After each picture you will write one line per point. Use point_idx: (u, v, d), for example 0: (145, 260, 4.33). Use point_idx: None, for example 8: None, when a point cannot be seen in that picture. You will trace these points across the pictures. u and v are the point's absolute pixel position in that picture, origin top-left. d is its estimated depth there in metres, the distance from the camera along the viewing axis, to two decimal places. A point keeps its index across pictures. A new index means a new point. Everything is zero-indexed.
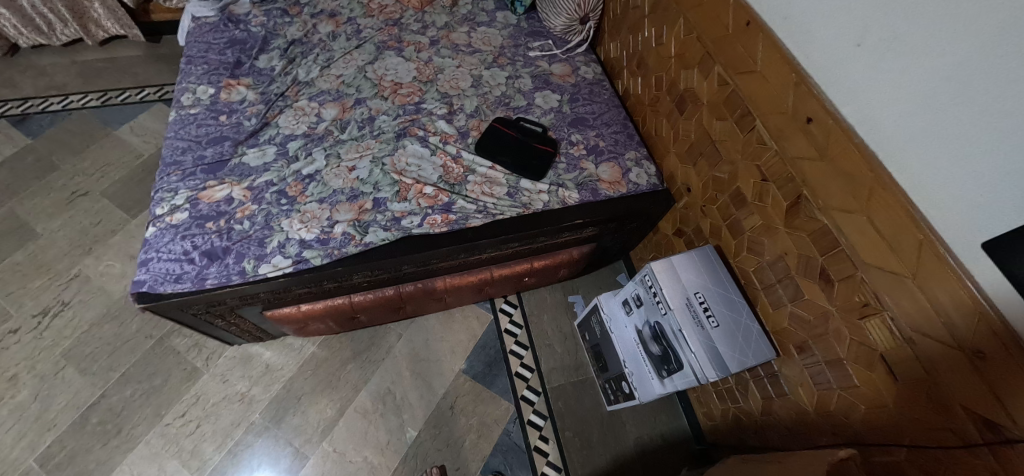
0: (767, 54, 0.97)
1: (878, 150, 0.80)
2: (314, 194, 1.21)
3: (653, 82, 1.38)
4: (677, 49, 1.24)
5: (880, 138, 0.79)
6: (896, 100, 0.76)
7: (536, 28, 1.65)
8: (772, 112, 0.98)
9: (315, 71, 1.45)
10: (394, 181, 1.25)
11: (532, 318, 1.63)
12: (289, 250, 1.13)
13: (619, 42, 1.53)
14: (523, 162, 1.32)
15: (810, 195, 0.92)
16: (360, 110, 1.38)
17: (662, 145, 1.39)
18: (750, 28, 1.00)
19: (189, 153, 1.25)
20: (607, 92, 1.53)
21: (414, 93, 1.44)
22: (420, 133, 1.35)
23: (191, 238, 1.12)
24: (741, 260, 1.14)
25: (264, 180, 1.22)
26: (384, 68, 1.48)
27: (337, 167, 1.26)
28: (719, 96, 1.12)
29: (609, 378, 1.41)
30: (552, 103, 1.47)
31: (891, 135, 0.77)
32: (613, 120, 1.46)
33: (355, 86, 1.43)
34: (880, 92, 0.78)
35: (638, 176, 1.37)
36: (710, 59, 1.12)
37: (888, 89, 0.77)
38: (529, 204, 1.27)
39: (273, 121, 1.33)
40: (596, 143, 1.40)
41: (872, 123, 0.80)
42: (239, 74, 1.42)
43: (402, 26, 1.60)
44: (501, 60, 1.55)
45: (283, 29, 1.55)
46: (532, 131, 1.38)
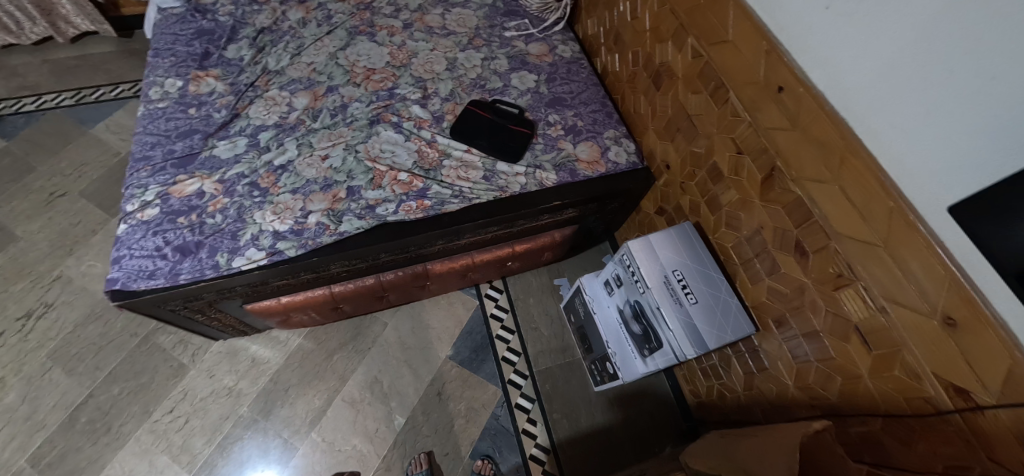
0: (738, 22, 0.94)
1: (848, 117, 0.78)
2: (286, 184, 1.20)
3: (629, 58, 1.35)
4: (652, 22, 1.20)
5: (851, 104, 0.77)
6: (866, 64, 0.74)
7: (512, 7, 1.61)
8: (744, 83, 0.95)
9: (286, 60, 1.41)
10: (368, 168, 1.23)
11: (518, 302, 1.63)
12: (263, 242, 1.12)
13: (595, 19, 1.49)
14: (500, 144, 1.30)
15: (783, 167, 0.90)
16: (333, 98, 1.35)
17: (641, 123, 1.37)
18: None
19: (158, 148, 1.23)
20: (585, 71, 1.50)
21: (388, 78, 1.41)
22: (394, 119, 1.32)
23: (163, 234, 1.11)
24: (720, 236, 1.13)
25: (236, 172, 1.20)
26: (356, 54, 1.45)
27: (310, 156, 1.24)
28: (693, 69, 1.09)
29: (594, 359, 1.41)
30: (529, 83, 1.44)
31: (861, 102, 0.76)
32: (591, 98, 1.44)
33: (327, 73, 1.40)
34: (848, 58, 0.76)
35: (617, 154, 1.35)
36: (683, 31, 1.09)
37: (858, 52, 0.75)
38: (506, 187, 1.25)
39: (244, 113, 1.31)
40: (574, 123, 1.38)
41: (842, 89, 0.78)
42: (208, 66, 1.39)
43: (374, 10, 1.56)
44: (476, 42, 1.52)
45: (252, 18, 1.51)
46: (508, 113, 1.36)
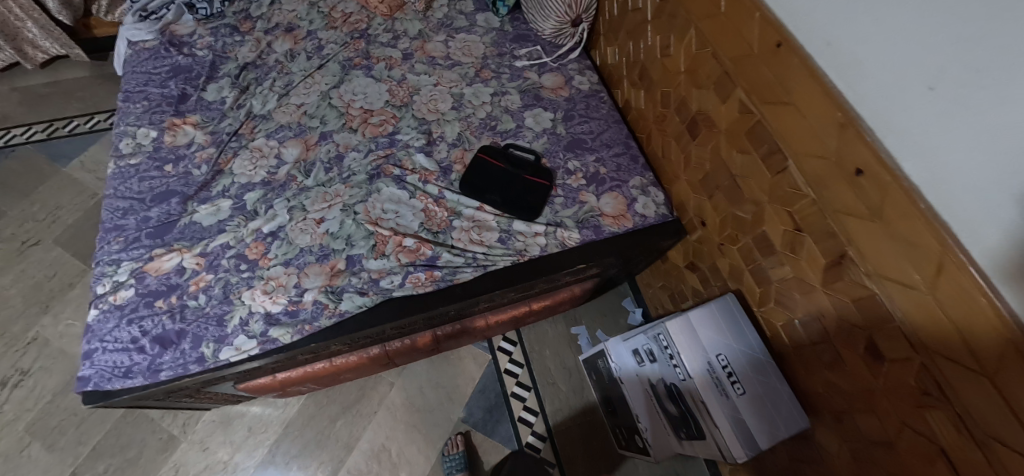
0: (802, 84, 0.79)
1: (948, 219, 0.65)
2: (277, 255, 1.07)
3: (658, 98, 1.20)
4: (689, 63, 1.05)
5: (955, 206, 0.63)
6: (980, 163, 0.59)
7: (522, 31, 1.46)
8: (808, 155, 0.81)
9: (272, 101, 1.26)
10: (370, 232, 1.10)
11: (533, 354, 1.51)
12: (253, 327, 0.99)
13: (616, 48, 1.34)
14: (515, 199, 1.16)
15: (856, 257, 0.77)
16: (326, 147, 1.20)
17: (670, 170, 1.23)
18: (781, 50, 0.82)
19: (131, 215, 1.09)
20: (606, 106, 1.35)
21: (388, 121, 1.26)
22: (397, 172, 1.18)
23: (139, 322, 0.98)
24: (768, 312, 1.01)
25: (219, 243, 1.06)
26: (351, 92, 1.30)
27: (302, 221, 1.10)
28: (741, 126, 0.95)
29: (620, 424, 1.30)
30: (545, 123, 1.30)
31: (972, 207, 0.61)
32: (614, 139, 1.29)
33: (319, 116, 1.25)
34: (958, 153, 0.61)
35: (645, 206, 1.21)
36: (729, 81, 0.95)
37: (968, 148, 0.60)
38: (524, 251, 1.12)
39: (227, 168, 1.17)
40: (596, 170, 1.24)
41: (946, 185, 0.64)
42: (185, 110, 1.24)
43: (369, 39, 1.41)
44: (484, 74, 1.37)
45: (234, 51, 1.36)
46: (523, 161, 1.22)
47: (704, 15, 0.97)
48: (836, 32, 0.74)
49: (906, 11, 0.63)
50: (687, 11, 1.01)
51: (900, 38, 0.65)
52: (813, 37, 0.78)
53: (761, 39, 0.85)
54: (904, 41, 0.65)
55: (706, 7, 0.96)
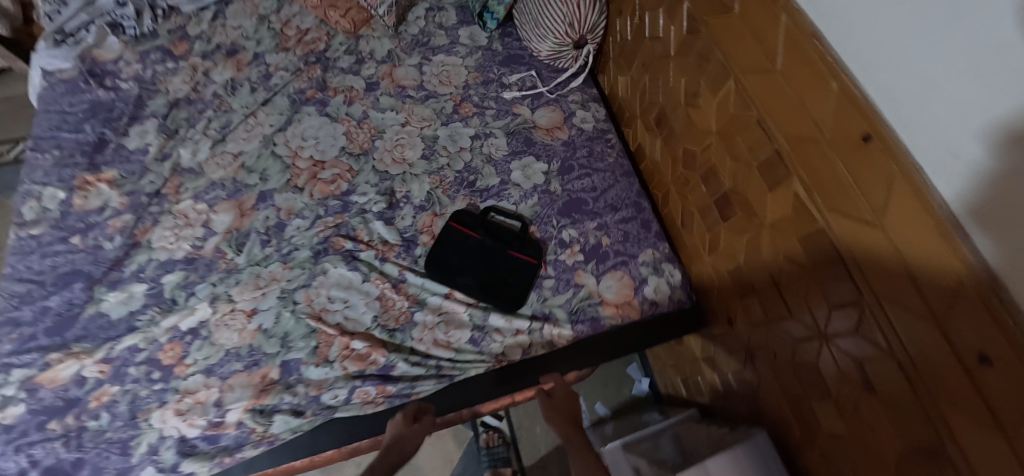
0: (897, 204, 0.51)
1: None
2: (197, 360, 0.87)
3: (678, 154, 0.93)
4: (724, 125, 0.77)
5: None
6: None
7: (514, 51, 1.19)
8: (901, 306, 0.54)
9: (204, 151, 1.04)
10: (311, 329, 0.89)
11: (522, 431, 1.31)
12: (164, 457, 0.82)
13: (628, 78, 1.06)
14: (493, 285, 0.93)
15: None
16: (263, 212, 0.98)
17: (691, 244, 0.97)
18: (865, 146, 0.53)
19: (28, 304, 0.91)
20: (614, 151, 1.08)
21: (343, 176, 1.02)
22: (348, 245, 0.95)
23: (28, 450, 0.80)
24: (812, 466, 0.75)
25: (127, 346, 0.88)
26: (300, 136, 1.06)
27: (229, 314, 0.90)
28: (795, 227, 0.68)
29: None
30: (536, 176, 1.04)
31: None
32: (621, 199, 1.03)
33: (259, 170, 1.03)
34: None
35: (657, 290, 0.96)
36: (782, 164, 0.67)
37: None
38: (501, 355, 0.90)
39: (144, 240, 0.97)
40: (597, 241, 0.99)
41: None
42: (101, 162, 1.03)
43: (327, 63, 1.16)
44: (464, 109, 1.11)
45: (164, 81, 1.13)
46: (505, 231, 0.98)
47: (749, 67, 0.69)
48: (965, 143, 0.43)
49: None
50: (726, 57, 0.73)
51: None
52: (921, 138, 0.48)
53: (833, 120, 0.56)
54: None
55: (754, 58, 0.67)
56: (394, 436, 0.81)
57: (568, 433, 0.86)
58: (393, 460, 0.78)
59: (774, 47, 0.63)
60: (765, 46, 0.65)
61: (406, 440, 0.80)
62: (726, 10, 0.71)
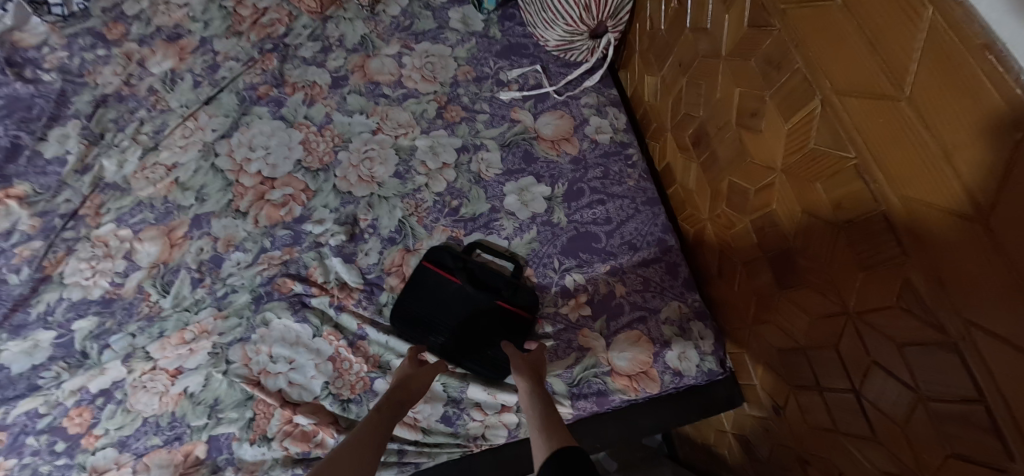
0: None
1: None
2: (108, 431, 0.71)
3: (723, 186, 0.71)
4: (798, 163, 0.55)
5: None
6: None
7: (515, 38, 0.96)
8: None
9: (133, 161, 0.86)
10: (247, 396, 0.72)
11: None
12: None
13: (658, 78, 0.83)
14: (471, 345, 0.74)
15: None
16: (197, 242, 0.80)
17: (729, 299, 0.76)
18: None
19: None
20: (635, 171, 0.86)
21: (296, 198, 0.83)
22: (297, 288, 0.77)
23: None
24: None
25: (25, 410, 0.72)
26: (247, 144, 0.87)
27: (148, 373, 0.73)
28: (901, 327, 0.47)
29: None
30: (535, 203, 0.83)
31: None
32: (642, 235, 0.82)
33: (195, 187, 0.84)
34: None
35: (682, 357, 0.75)
36: (892, 236, 0.45)
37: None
38: (481, 439, 0.71)
39: (56, 273, 0.79)
40: (609, 290, 0.78)
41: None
42: (12, 173, 0.86)
43: (286, 51, 0.96)
44: (450, 112, 0.90)
45: (94, 73, 0.94)
46: (491, 274, 0.78)
47: (851, 86, 0.46)
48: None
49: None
50: (813, 68, 0.50)
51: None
52: None
53: (1005, 193, 0.34)
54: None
55: (865, 73, 0.44)
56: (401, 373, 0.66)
57: (538, 391, 0.62)
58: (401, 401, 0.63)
59: (904, 62, 0.40)
60: (887, 58, 0.42)
61: (417, 381, 0.66)
62: None
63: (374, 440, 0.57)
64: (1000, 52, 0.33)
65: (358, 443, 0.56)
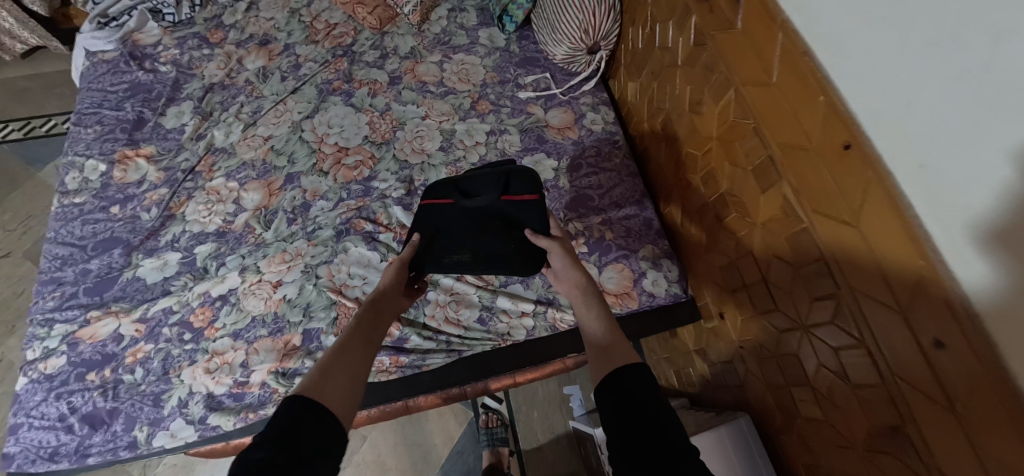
0: (872, 207, 0.58)
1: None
2: (225, 324, 0.94)
3: (682, 156, 1.00)
4: (724, 131, 0.85)
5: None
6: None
7: (530, 53, 1.26)
8: (868, 296, 0.62)
9: (236, 132, 1.11)
10: (332, 302, 0.96)
11: (519, 415, 1.39)
12: (192, 410, 0.89)
13: (638, 84, 1.13)
14: (502, 254, 0.89)
15: (920, 442, 0.59)
16: (290, 193, 1.05)
17: (688, 240, 1.04)
18: (845, 155, 0.61)
19: (70, 265, 0.98)
20: (620, 152, 1.15)
21: (365, 162, 1.09)
22: (368, 227, 1.02)
23: (69, 398, 0.88)
24: (789, 442, 0.83)
25: (161, 307, 0.94)
26: (326, 124, 1.13)
27: (256, 283, 0.96)
28: (780, 225, 0.75)
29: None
30: (546, 172, 1.11)
31: None
32: (625, 198, 1.10)
33: (287, 153, 1.10)
34: None
35: (655, 283, 1.03)
36: (773, 168, 0.75)
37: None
38: (507, 335, 0.96)
39: (179, 213, 1.03)
40: (601, 235, 1.05)
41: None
42: (140, 139, 1.10)
43: (353, 56, 1.23)
44: (481, 106, 1.18)
45: (200, 67, 1.20)
46: (486, 183, 0.93)
47: (748, 79, 0.76)
48: (943, 165, 0.50)
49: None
50: (729, 69, 0.80)
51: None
52: (897, 150, 0.55)
53: (819, 129, 0.64)
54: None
55: (753, 70, 0.75)
56: (378, 288, 0.78)
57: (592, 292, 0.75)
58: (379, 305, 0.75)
59: (770, 62, 0.71)
60: (763, 60, 0.72)
61: (390, 294, 0.78)
62: (730, 27, 0.78)
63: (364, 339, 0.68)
64: (810, 54, 0.64)
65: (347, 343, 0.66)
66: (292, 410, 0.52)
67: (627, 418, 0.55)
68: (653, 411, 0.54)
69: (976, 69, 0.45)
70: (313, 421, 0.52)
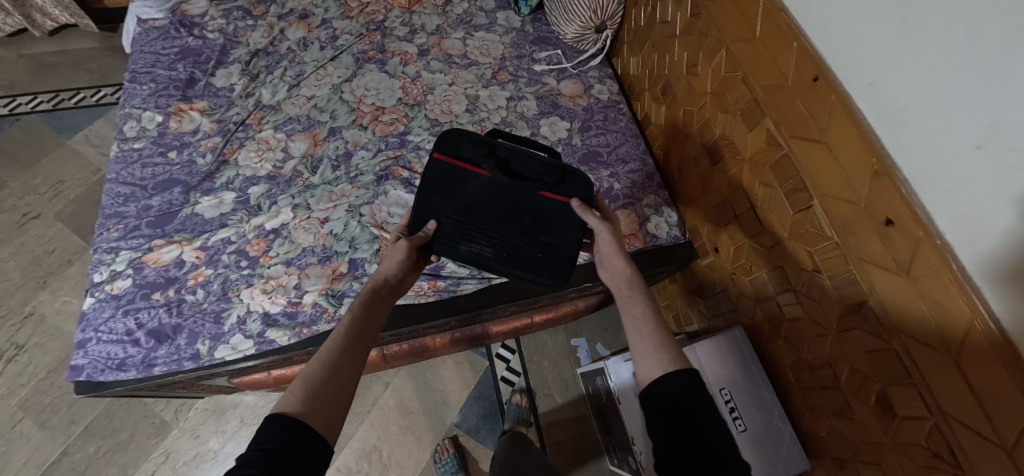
0: (835, 122, 0.75)
1: (1011, 327, 0.58)
2: (279, 253, 1.04)
3: (680, 115, 1.16)
4: (717, 85, 1.01)
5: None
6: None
7: (543, 33, 1.42)
8: (834, 197, 0.78)
9: (282, 92, 1.23)
10: (374, 236, 1.07)
11: (531, 364, 1.50)
12: (250, 327, 0.97)
13: (640, 58, 1.30)
14: (524, 258, 0.93)
15: (877, 307, 0.74)
16: (334, 143, 1.17)
17: (686, 190, 1.20)
18: (814, 84, 0.78)
19: (132, 202, 1.07)
20: (624, 118, 1.31)
21: (400, 120, 1.22)
22: (405, 174, 1.15)
23: (135, 314, 0.96)
24: (775, 346, 0.98)
25: (220, 238, 1.05)
26: (363, 87, 1.26)
27: (306, 219, 1.07)
28: (764, 156, 0.91)
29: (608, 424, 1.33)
30: (561, 132, 1.25)
31: (994, 262, 0.59)
32: (629, 155, 1.25)
33: (329, 110, 1.22)
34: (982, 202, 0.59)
35: (657, 227, 1.17)
36: (758, 109, 0.91)
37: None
38: None
39: (231, 159, 1.14)
40: (610, 185, 1.20)
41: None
42: (192, 95, 1.21)
43: (385, 31, 1.37)
44: (502, 76, 1.33)
45: (245, 35, 1.32)
46: (530, 166, 0.89)
47: (736, 37, 0.93)
48: (884, 78, 0.68)
49: (976, 51, 0.57)
50: (720, 31, 0.97)
51: (969, 77, 0.58)
52: (853, 75, 0.73)
53: (794, 69, 0.81)
54: (979, 80, 0.57)
55: (740, 30, 0.92)
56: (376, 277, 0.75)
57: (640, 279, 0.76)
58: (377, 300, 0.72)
59: (755, 21, 0.88)
60: (749, 20, 0.89)
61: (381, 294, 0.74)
62: None
63: (352, 345, 0.65)
64: (787, 10, 0.82)
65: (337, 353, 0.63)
66: (275, 448, 0.53)
67: (681, 431, 0.56)
68: (698, 416, 0.57)
69: (904, 6, 0.64)
70: (300, 457, 0.54)
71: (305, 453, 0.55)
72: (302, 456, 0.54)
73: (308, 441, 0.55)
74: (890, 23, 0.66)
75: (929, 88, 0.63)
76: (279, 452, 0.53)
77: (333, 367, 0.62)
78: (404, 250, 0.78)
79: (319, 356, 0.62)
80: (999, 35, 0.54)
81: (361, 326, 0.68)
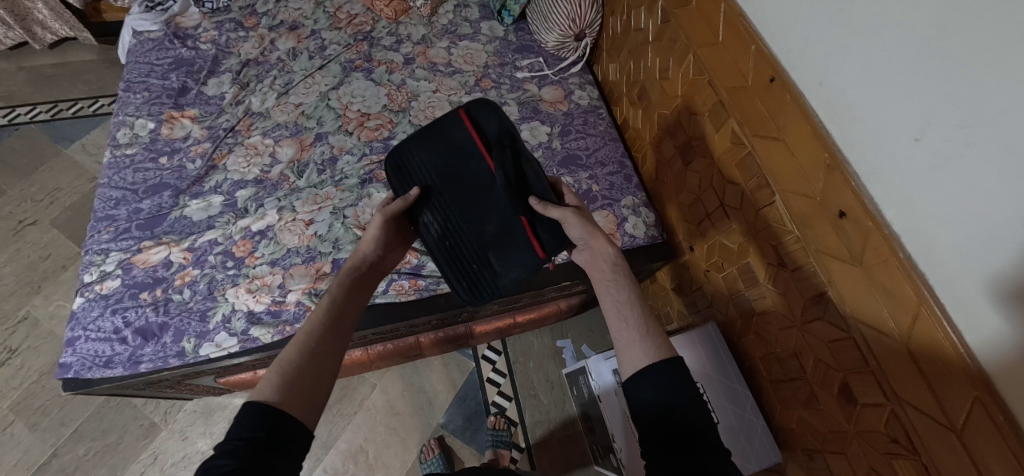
0: (790, 120, 0.78)
1: (950, 305, 0.61)
2: (264, 254, 1.07)
3: (655, 118, 1.20)
4: (687, 88, 1.05)
5: (963, 291, 0.59)
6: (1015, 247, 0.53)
7: (525, 42, 1.47)
8: (793, 192, 0.81)
9: (271, 100, 1.27)
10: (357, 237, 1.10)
11: (517, 366, 1.52)
12: (235, 325, 1.00)
13: (618, 64, 1.34)
14: (459, 255, 0.91)
15: (836, 298, 0.76)
16: (320, 148, 1.21)
17: (663, 191, 1.23)
18: (771, 84, 0.81)
19: (123, 205, 1.11)
20: (604, 123, 1.35)
21: (385, 125, 1.26)
22: None
23: (123, 313, 0.99)
24: (748, 341, 1.00)
25: (207, 239, 1.08)
26: (349, 94, 1.30)
27: (291, 221, 1.11)
28: (730, 154, 0.95)
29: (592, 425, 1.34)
30: (541, 136, 1.29)
31: (936, 248, 0.61)
32: (609, 157, 1.29)
33: (316, 117, 1.26)
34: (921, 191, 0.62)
35: (635, 227, 1.19)
36: (723, 109, 0.94)
37: (1007, 223, 0.53)
38: None
39: (221, 163, 1.18)
40: (588, 187, 1.23)
41: (977, 280, 0.57)
42: (184, 103, 1.25)
43: (372, 41, 1.42)
44: (485, 83, 1.37)
45: (237, 46, 1.37)
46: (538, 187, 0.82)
47: (701, 43, 0.97)
48: (832, 77, 0.72)
49: (910, 48, 0.60)
50: (687, 37, 1.01)
51: (903, 73, 0.62)
52: (805, 74, 0.77)
53: (754, 70, 0.85)
54: (913, 75, 0.60)
55: (705, 35, 0.96)
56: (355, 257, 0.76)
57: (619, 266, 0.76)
58: (357, 282, 0.74)
59: (717, 26, 0.92)
60: (712, 25, 0.94)
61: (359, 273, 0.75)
62: (687, 4, 1.00)
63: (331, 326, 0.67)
64: (746, 14, 0.86)
65: (314, 338, 0.64)
66: (257, 426, 0.54)
67: (664, 426, 0.58)
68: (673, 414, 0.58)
69: (845, 9, 0.68)
70: (280, 438, 0.55)
71: (287, 432, 0.56)
72: (285, 435, 0.56)
73: (286, 423, 0.56)
74: (835, 24, 0.70)
75: (870, 84, 0.66)
76: (258, 439, 0.54)
77: (311, 353, 0.63)
78: (377, 227, 0.79)
79: (297, 343, 0.64)
80: (927, 33, 0.58)
81: (339, 307, 0.69)
